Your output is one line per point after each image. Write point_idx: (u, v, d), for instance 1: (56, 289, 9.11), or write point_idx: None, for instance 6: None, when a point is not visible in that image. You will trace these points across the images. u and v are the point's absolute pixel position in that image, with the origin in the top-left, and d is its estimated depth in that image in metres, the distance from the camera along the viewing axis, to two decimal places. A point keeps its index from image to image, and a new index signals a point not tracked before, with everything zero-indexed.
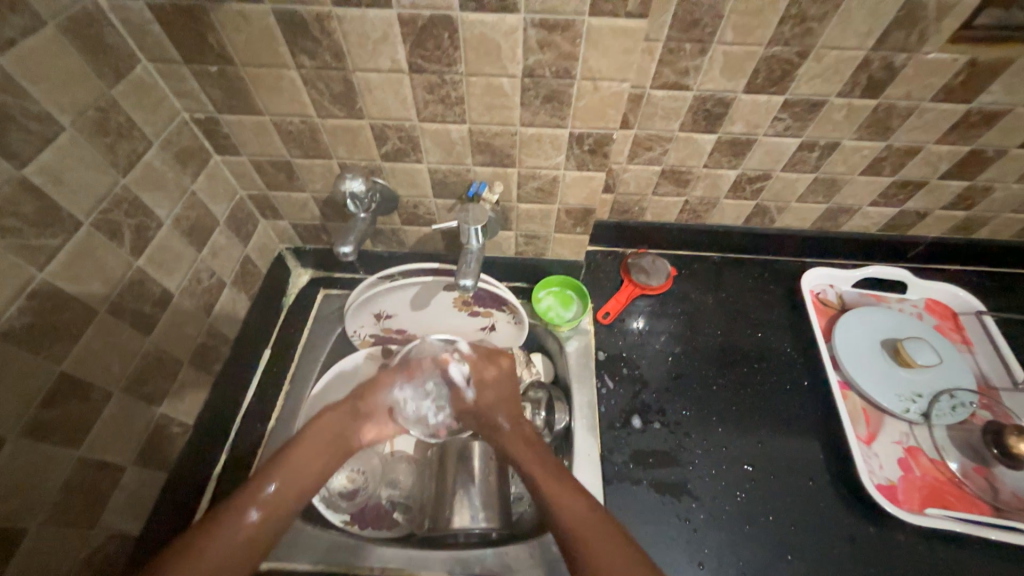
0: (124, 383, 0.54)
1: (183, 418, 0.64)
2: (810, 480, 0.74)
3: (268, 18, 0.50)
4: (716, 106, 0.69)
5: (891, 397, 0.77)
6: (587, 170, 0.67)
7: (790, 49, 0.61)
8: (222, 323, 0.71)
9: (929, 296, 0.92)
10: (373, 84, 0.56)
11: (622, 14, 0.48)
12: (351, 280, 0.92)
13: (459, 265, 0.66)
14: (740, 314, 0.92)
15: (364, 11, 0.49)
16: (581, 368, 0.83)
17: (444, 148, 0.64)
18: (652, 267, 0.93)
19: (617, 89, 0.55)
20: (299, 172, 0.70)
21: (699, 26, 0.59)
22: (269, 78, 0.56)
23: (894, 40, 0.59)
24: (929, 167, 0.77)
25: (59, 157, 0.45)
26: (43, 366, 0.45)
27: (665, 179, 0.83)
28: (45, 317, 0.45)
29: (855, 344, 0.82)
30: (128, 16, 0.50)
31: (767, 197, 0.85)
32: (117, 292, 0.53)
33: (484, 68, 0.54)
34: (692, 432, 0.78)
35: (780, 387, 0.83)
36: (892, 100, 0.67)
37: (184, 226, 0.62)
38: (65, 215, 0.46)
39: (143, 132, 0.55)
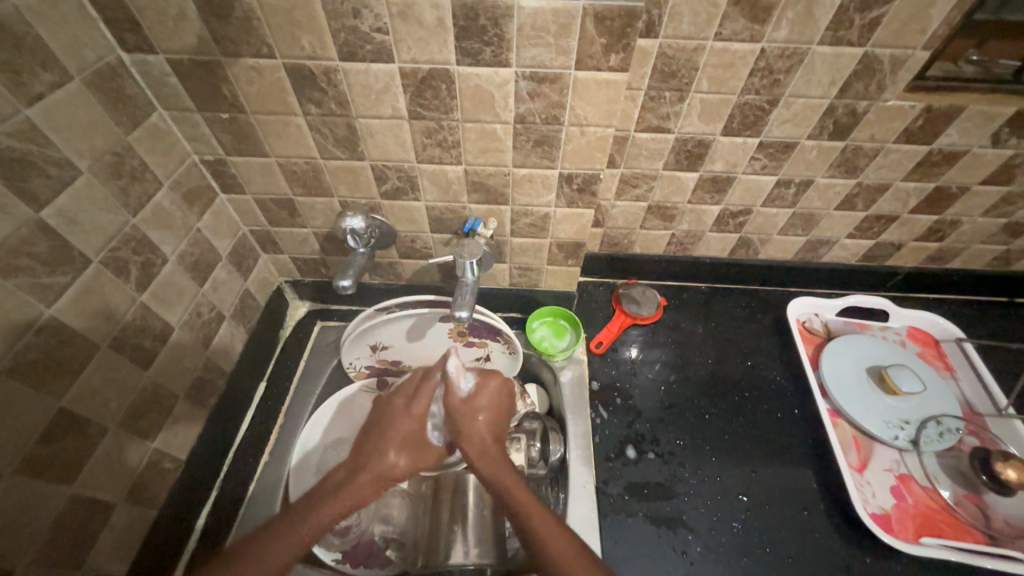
0: (119, 419, 0.54)
1: (176, 453, 0.64)
2: (805, 510, 0.74)
3: (279, 72, 0.54)
4: (696, 147, 0.74)
5: (880, 425, 0.79)
6: (576, 208, 0.70)
7: (761, 98, 0.66)
8: (220, 356, 0.72)
9: (911, 324, 0.95)
10: (374, 130, 0.60)
11: (604, 69, 0.52)
12: (349, 312, 0.93)
13: (454, 297, 0.68)
14: (729, 343, 0.94)
15: (368, 65, 0.53)
16: (575, 398, 0.84)
17: (440, 187, 0.68)
18: (643, 297, 0.96)
19: (603, 134, 0.59)
20: (301, 210, 0.72)
21: (677, 77, 0.64)
22: (276, 124, 0.60)
23: (856, 89, 0.65)
24: (899, 202, 0.82)
25: (74, 200, 0.48)
26: (44, 402, 0.46)
27: (652, 215, 0.87)
28: (50, 354, 0.46)
29: (842, 372, 0.84)
30: (147, 69, 0.54)
31: (749, 230, 0.90)
32: (120, 328, 0.54)
33: (479, 116, 0.58)
34: (687, 462, 0.78)
35: (771, 415, 0.84)
36: (858, 142, 0.72)
37: (188, 261, 0.64)
38: (76, 254, 0.48)
39: (154, 174, 0.57)
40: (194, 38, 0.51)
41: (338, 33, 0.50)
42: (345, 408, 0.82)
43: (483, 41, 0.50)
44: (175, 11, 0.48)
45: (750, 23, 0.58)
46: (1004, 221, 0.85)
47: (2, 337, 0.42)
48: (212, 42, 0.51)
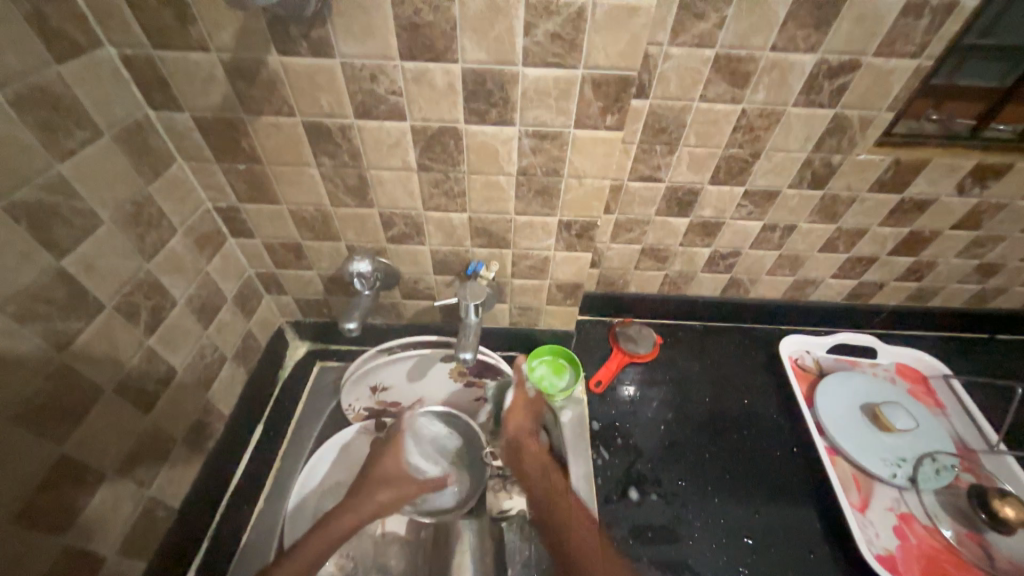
0: (118, 467, 0.53)
1: (170, 501, 0.62)
2: (810, 552, 0.74)
3: (297, 128, 0.57)
4: (686, 195, 0.78)
5: (877, 462, 0.80)
6: (575, 251, 0.73)
7: (745, 151, 0.71)
8: (220, 399, 0.71)
9: (899, 361, 0.97)
10: (384, 180, 0.63)
11: (602, 127, 0.56)
12: (348, 352, 0.94)
13: (458, 337, 0.68)
14: (724, 380, 0.96)
15: (381, 122, 0.57)
16: (576, 438, 0.84)
17: (445, 232, 0.71)
18: (639, 335, 0.98)
19: (600, 184, 0.63)
20: (308, 252, 0.75)
21: (666, 132, 0.69)
22: (290, 174, 0.63)
23: (830, 144, 0.70)
24: (878, 245, 0.87)
25: (95, 247, 0.49)
26: (45, 448, 0.45)
27: (646, 257, 0.90)
28: (56, 399, 0.45)
29: (836, 409, 0.86)
30: (173, 124, 0.57)
31: (739, 271, 0.93)
32: (126, 372, 0.54)
33: (485, 168, 0.61)
34: (689, 503, 0.77)
35: (770, 454, 0.85)
36: (835, 191, 0.77)
37: (195, 304, 0.65)
38: (91, 299, 0.49)
39: (170, 221, 0.59)
40: (220, 98, 0.54)
41: (356, 94, 0.54)
42: (342, 450, 0.80)
43: (490, 103, 0.54)
44: (205, 74, 0.52)
45: (731, 87, 0.63)
46: (976, 263, 0.90)
47: (13, 384, 0.41)
48: (236, 101, 0.55)
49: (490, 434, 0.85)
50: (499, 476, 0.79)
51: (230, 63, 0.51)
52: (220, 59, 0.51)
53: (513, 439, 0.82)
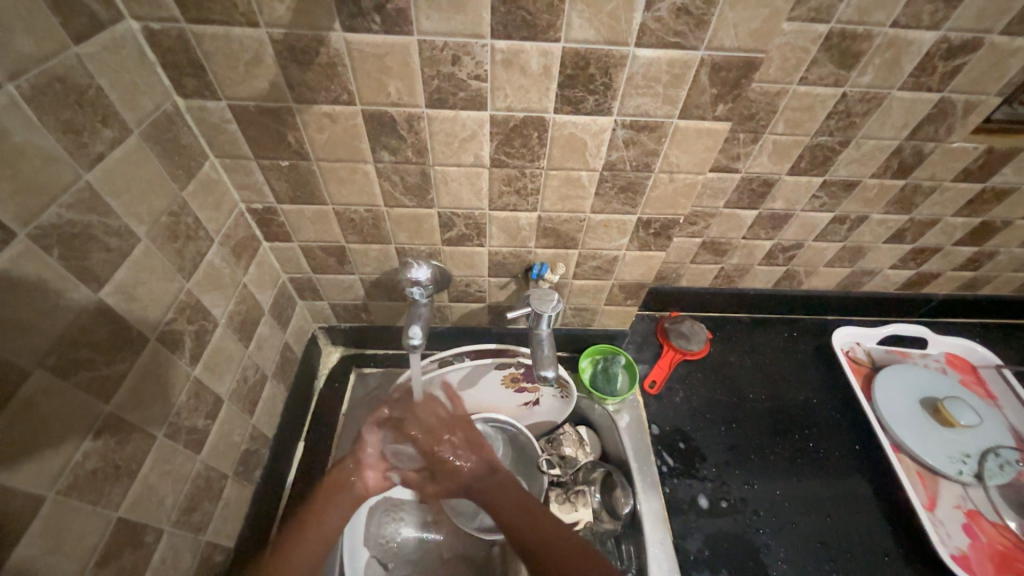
0: (174, 516, 0.47)
1: (226, 540, 0.57)
2: (885, 555, 0.73)
3: (355, 119, 0.49)
4: (761, 186, 0.72)
5: (942, 459, 0.78)
6: (648, 251, 0.67)
7: (834, 139, 0.65)
8: (264, 421, 0.65)
9: (949, 350, 0.96)
10: (450, 177, 0.55)
11: (708, 118, 0.50)
12: (386, 357, 0.87)
13: (532, 353, 0.64)
14: (778, 375, 0.93)
15: (457, 112, 0.49)
16: (637, 444, 0.81)
17: (509, 233, 0.63)
18: (691, 331, 0.94)
19: (692, 180, 0.56)
20: (351, 256, 0.66)
21: (754, 119, 0.62)
22: (341, 171, 0.54)
23: (926, 132, 0.65)
24: (945, 235, 0.83)
25: (133, 272, 0.41)
26: (102, 514, 0.39)
27: (704, 250, 0.85)
28: (108, 457, 0.39)
29: (897, 405, 0.84)
30: (205, 116, 0.48)
31: (797, 263, 0.89)
32: (175, 411, 0.47)
33: (567, 163, 0.54)
34: (760, 509, 0.76)
35: (833, 453, 0.83)
36: (918, 180, 0.72)
37: (236, 322, 0.57)
38: (135, 334, 0.42)
39: (206, 230, 0.51)
40: (266, 84, 0.45)
41: (431, 80, 0.46)
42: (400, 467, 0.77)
43: (589, 90, 0.47)
44: (250, 55, 0.43)
45: (837, 68, 0.57)
46: None
47: (61, 450, 0.35)
48: (286, 88, 0.46)
49: (545, 442, 0.82)
50: (561, 488, 0.76)
51: (282, 41, 0.42)
52: (270, 36, 0.42)
53: (572, 447, 0.81)
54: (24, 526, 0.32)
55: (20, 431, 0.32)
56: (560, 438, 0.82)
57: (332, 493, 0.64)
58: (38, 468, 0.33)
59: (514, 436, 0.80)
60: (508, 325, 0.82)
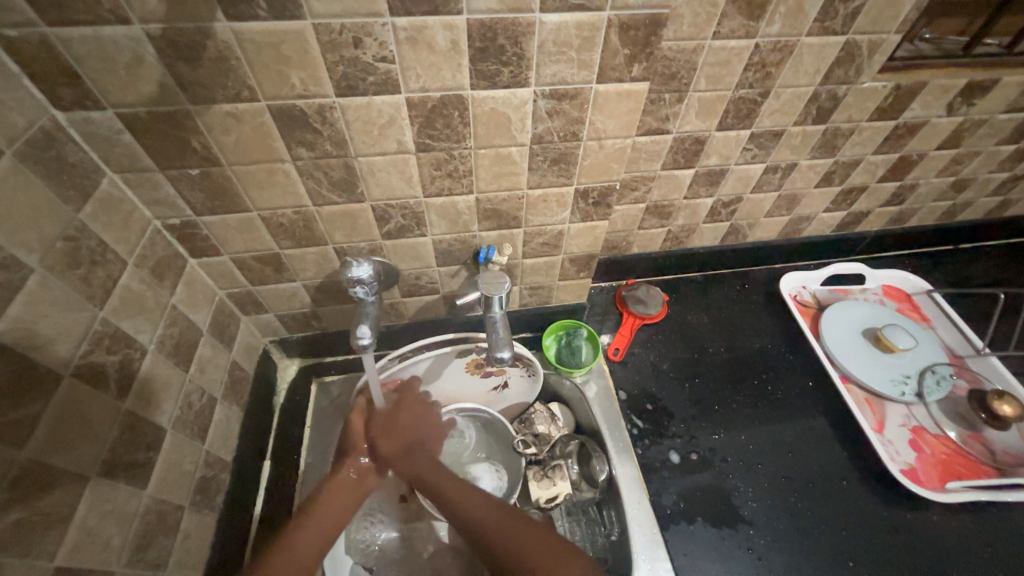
0: (125, 557, 0.45)
1: (193, 572, 0.54)
2: (843, 479, 0.78)
3: (262, 116, 0.46)
4: (694, 144, 0.74)
5: (886, 383, 0.84)
6: (591, 221, 0.67)
7: (754, 91, 0.67)
8: (219, 445, 0.62)
9: (885, 282, 1.02)
10: (376, 167, 0.53)
11: (627, 79, 0.50)
12: (347, 362, 0.85)
13: (487, 337, 0.64)
14: (734, 327, 0.96)
15: (370, 98, 0.47)
16: (607, 412, 0.82)
17: (449, 219, 0.62)
18: (647, 296, 0.96)
19: (622, 144, 0.56)
20: (289, 263, 0.64)
21: (676, 78, 0.63)
22: (259, 173, 0.51)
23: (837, 75, 0.68)
24: (869, 174, 0.88)
25: (29, 306, 0.38)
26: (34, 566, 0.36)
27: (650, 214, 0.86)
28: (33, 506, 0.37)
29: (842, 339, 0.89)
30: (93, 128, 0.44)
31: (739, 217, 0.92)
32: (108, 448, 0.44)
33: (495, 140, 0.53)
34: (728, 455, 0.79)
35: (790, 393, 0.87)
36: (837, 124, 0.75)
37: (169, 346, 0.54)
38: (44, 373, 0.39)
39: (116, 253, 0.48)
40: (154, 86, 0.42)
41: (336, 66, 0.43)
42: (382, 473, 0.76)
43: (502, 62, 0.46)
44: (128, 56, 0.40)
45: (747, 20, 0.58)
46: (952, 180, 0.94)
47: None
48: (178, 89, 0.43)
49: (518, 423, 0.82)
50: (538, 466, 0.77)
51: (162, 38, 0.39)
52: (147, 34, 0.39)
53: (544, 424, 0.81)
54: None
55: None
56: (533, 417, 0.82)
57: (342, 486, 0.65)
58: None
59: (487, 423, 0.80)
60: (466, 313, 0.81)
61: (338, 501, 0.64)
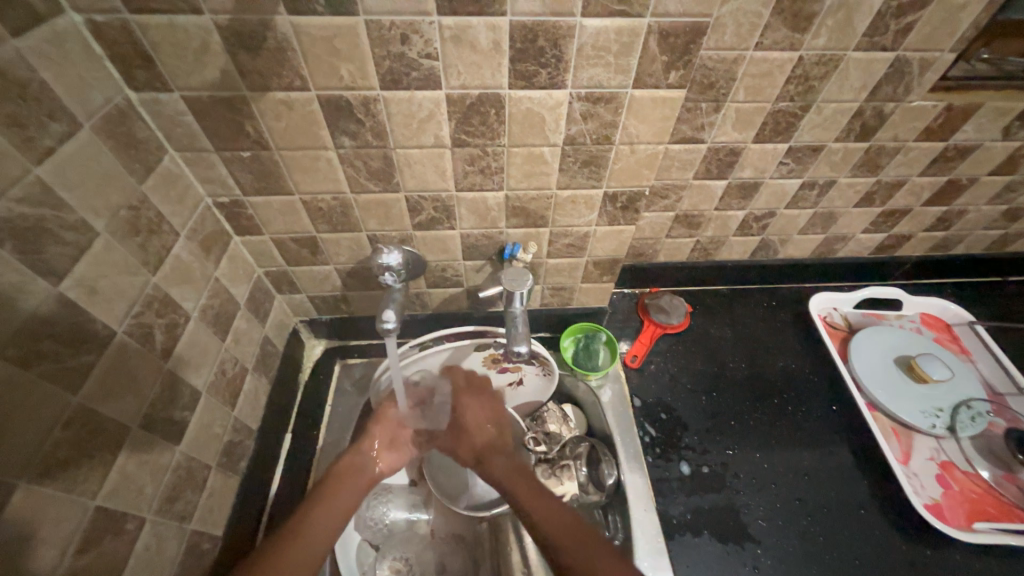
0: (155, 505, 0.48)
1: (214, 529, 0.58)
2: (862, 509, 0.75)
3: (311, 105, 0.49)
4: (728, 155, 0.73)
5: (916, 414, 0.80)
6: (618, 225, 0.68)
7: (795, 104, 0.66)
8: (247, 413, 0.65)
9: (923, 311, 0.97)
10: (413, 160, 0.56)
11: (662, 86, 0.50)
12: (370, 347, 0.88)
13: (506, 330, 0.66)
14: (758, 344, 0.94)
15: (412, 93, 0.49)
16: (620, 417, 0.82)
17: (479, 214, 0.64)
18: (670, 306, 0.95)
19: (654, 150, 0.57)
20: (324, 246, 0.67)
21: (714, 88, 0.63)
22: (303, 159, 0.54)
23: (884, 93, 0.66)
24: (913, 196, 0.84)
25: (93, 266, 0.42)
26: (79, 502, 0.40)
27: (678, 224, 0.86)
28: (80, 447, 0.40)
29: (872, 364, 0.86)
30: (160, 108, 0.48)
31: (771, 232, 0.90)
32: (149, 404, 0.48)
33: (528, 140, 0.55)
34: (740, 472, 0.78)
35: (812, 415, 0.85)
36: (882, 142, 0.73)
37: (210, 316, 0.58)
38: (101, 328, 0.42)
39: (170, 224, 0.52)
40: (217, 72, 0.45)
41: (383, 61, 0.46)
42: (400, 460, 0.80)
43: (540, 63, 0.47)
44: (197, 43, 0.43)
45: (791, 32, 0.57)
46: (1005, 208, 0.89)
47: (31, 440, 0.36)
48: (237, 76, 0.46)
49: (530, 419, 0.83)
50: (547, 464, 0.77)
51: (229, 28, 0.42)
52: (215, 23, 0.42)
53: (556, 423, 0.81)
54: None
55: None
56: (544, 414, 0.82)
57: (341, 479, 0.60)
58: (9, 456, 0.34)
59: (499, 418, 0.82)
60: (487, 308, 0.83)
61: (343, 491, 0.59)
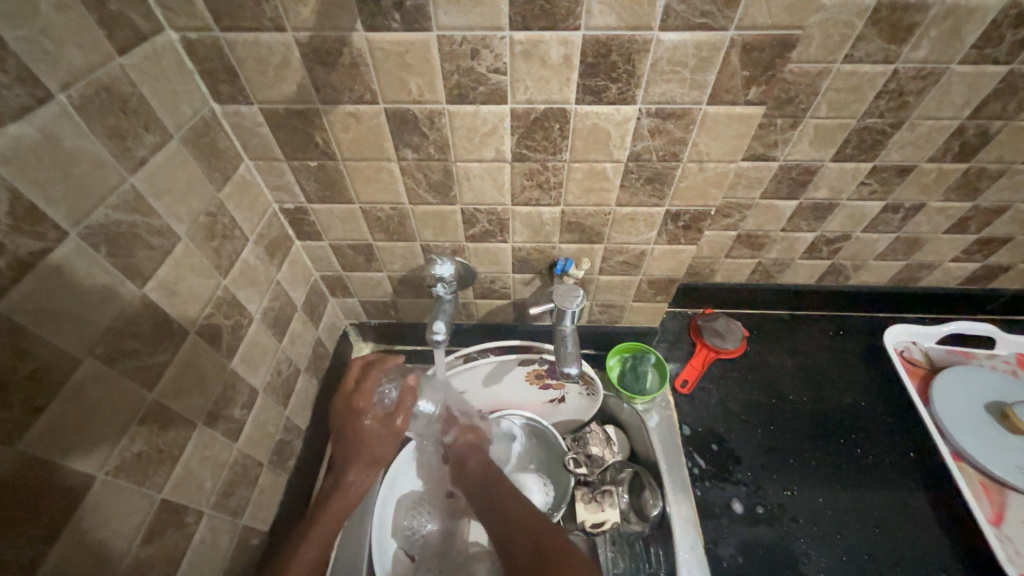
0: (213, 500, 0.50)
1: (262, 525, 0.59)
2: (943, 572, 0.67)
3: (378, 117, 0.50)
4: (802, 174, 0.68)
5: (1012, 470, 0.71)
6: (677, 245, 0.64)
7: (884, 121, 0.60)
8: (297, 413, 0.67)
9: (1020, 351, 0.86)
10: (472, 173, 0.55)
11: (740, 102, 0.47)
12: (414, 354, 0.88)
13: (555, 349, 0.64)
14: (822, 376, 0.87)
15: (477, 107, 0.48)
16: (667, 444, 0.78)
17: (533, 228, 0.63)
18: (726, 329, 0.89)
19: (724, 169, 0.53)
20: (378, 254, 0.68)
21: (793, 103, 0.59)
22: (367, 169, 0.55)
23: (991, 109, 0.59)
24: (1017, 224, 0.75)
25: (173, 270, 0.44)
26: (147, 494, 0.42)
27: (740, 244, 0.81)
28: (152, 441, 0.42)
29: (957, 409, 0.77)
30: (239, 120, 0.50)
31: (843, 256, 0.83)
32: (213, 402, 0.50)
33: (591, 155, 0.53)
34: (799, 516, 0.72)
35: (884, 460, 0.77)
36: (983, 164, 0.66)
37: (270, 317, 0.60)
38: (177, 328, 0.45)
39: (241, 230, 0.54)
40: (294, 86, 0.47)
41: (451, 75, 0.46)
42: (440, 470, 0.80)
43: (611, 78, 0.46)
44: (278, 59, 0.45)
45: (887, 43, 0.52)
46: None
47: (110, 433, 0.38)
48: (312, 89, 0.47)
49: (572, 440, 0.80)
50: (587, 488, 0.74)
51: (308, 44, 0.44)
52: (296, 40, 0.43)
53: (599, 446, 0.78)
54: (79, 501, 0.36)
55: (72, 414, 0.35)
56: (587, 436, 0.80)
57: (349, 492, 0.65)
58: (91, 448, 0.36)
59: (541, 435, 0.80)
60: (533, 322, 0.82)
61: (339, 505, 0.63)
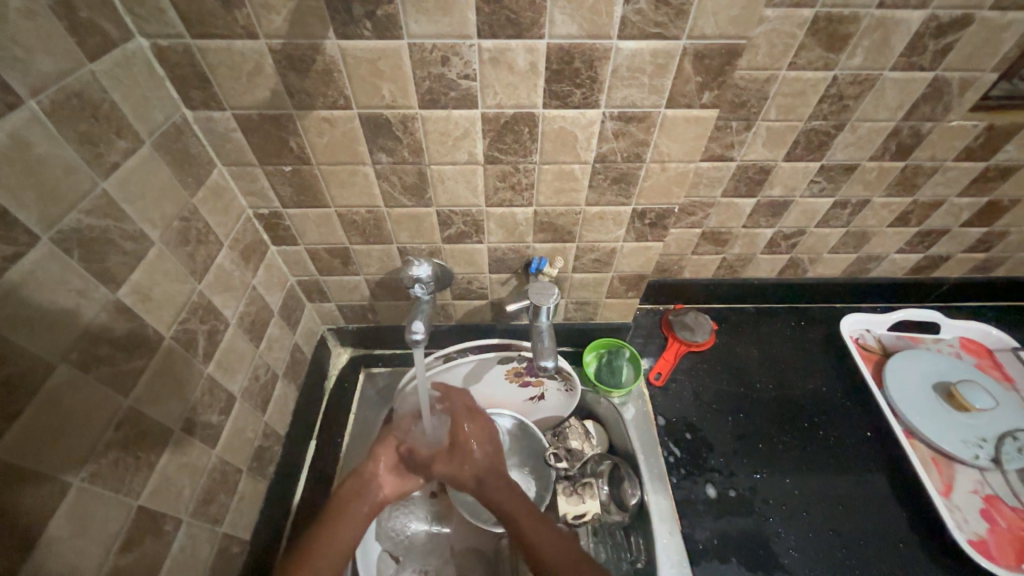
0: (191, 507, 0.50)
1: (242, 533, 0.59)
2: (900, 542, 0.72)
3: (352, 122, 0.51)
4: (758, 173, 0.72)
5: (958, 444, 0.77)
6: (645, 241, 0.67)
7: (829, 123, 0.65)
8: (276, 419, 0.67)
9: (962, 334, 0.93)
10: (446, 176, 0.57)
11: (696, 106, 0.51)
12: (393, 357, 0.89)
13: (533, 345, 0.66)
14: (786, 364, 0.92)
15: (449, 111, 0.50)
16: (643, 435, 0.81)
17: (507, 229, 0.65)
18: (695, 323, 0.93)
19: (684, 168, 0.57)
20: (355, 257, 0.68)
21: (746, 107, 0.63)
22: (342, 173, 0.56)
23: (922, 111, 0.65)
24: (952, 217, 0.82)
25: (147, 275, 0.44)
26: (124, 501, 0.41)
27: (705, 241, 0.85)
28: (128, 448, 0.42)
29: (909, 390, 0.83)
30: (212, 125, 0.51)
31: (800, 250, 0.88)
32: (190, 408, 0.49)
33: (559, 157, 0.55)
34: (769, 498, 0.75)
35: (845, 440, 0.82)
36: (918, 161, 0.72)
37: (246, 322, 0.60)
38: (152, 333, 0.44)
39: (216, 235, 0.54)
40: (267, 92, 0.48)
41: (423, 81, 0.47)
42: None
43: (575, 84, 0.48)
44: (251, 66, 0.45)
45: (826, 52, 0.57)
46: None
47: (85, 440, 0.38)
48: (286, 95, 0.48)
49: (552, 436, 0.81)
50: (568, 481, 0.76)
51: (281, 51, 0.45)
52: (269, 47, 0.44)
53: (578, 440, 0.80)
54: (54, 509, 0.35)
55: (46, 420, 0.34)
56: (567, 431, 0.81)
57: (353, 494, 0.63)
58: (66, 455, 0.36)
59: (523, 433, 0.81)
60: (511, 321, 0.83)
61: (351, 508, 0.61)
